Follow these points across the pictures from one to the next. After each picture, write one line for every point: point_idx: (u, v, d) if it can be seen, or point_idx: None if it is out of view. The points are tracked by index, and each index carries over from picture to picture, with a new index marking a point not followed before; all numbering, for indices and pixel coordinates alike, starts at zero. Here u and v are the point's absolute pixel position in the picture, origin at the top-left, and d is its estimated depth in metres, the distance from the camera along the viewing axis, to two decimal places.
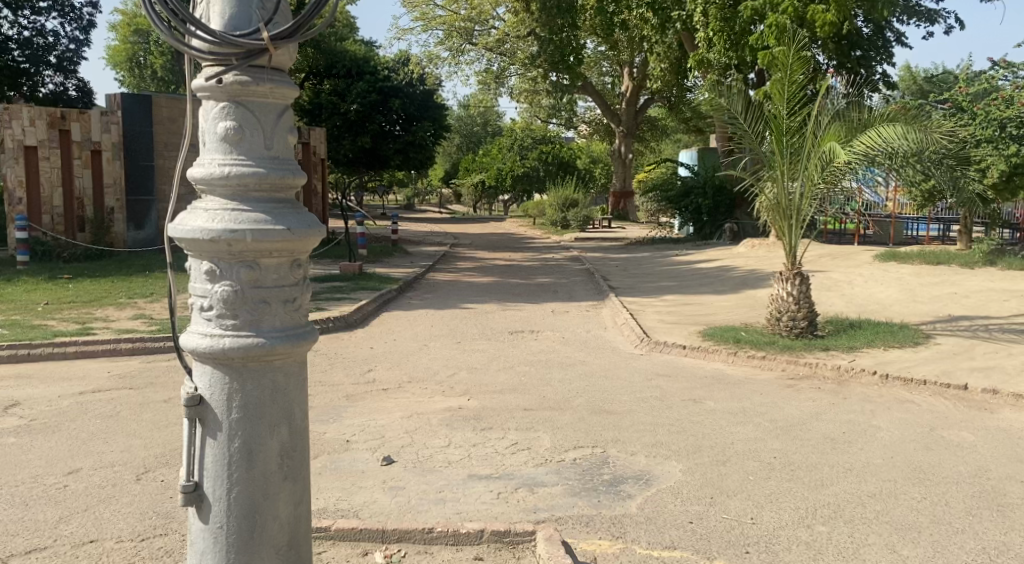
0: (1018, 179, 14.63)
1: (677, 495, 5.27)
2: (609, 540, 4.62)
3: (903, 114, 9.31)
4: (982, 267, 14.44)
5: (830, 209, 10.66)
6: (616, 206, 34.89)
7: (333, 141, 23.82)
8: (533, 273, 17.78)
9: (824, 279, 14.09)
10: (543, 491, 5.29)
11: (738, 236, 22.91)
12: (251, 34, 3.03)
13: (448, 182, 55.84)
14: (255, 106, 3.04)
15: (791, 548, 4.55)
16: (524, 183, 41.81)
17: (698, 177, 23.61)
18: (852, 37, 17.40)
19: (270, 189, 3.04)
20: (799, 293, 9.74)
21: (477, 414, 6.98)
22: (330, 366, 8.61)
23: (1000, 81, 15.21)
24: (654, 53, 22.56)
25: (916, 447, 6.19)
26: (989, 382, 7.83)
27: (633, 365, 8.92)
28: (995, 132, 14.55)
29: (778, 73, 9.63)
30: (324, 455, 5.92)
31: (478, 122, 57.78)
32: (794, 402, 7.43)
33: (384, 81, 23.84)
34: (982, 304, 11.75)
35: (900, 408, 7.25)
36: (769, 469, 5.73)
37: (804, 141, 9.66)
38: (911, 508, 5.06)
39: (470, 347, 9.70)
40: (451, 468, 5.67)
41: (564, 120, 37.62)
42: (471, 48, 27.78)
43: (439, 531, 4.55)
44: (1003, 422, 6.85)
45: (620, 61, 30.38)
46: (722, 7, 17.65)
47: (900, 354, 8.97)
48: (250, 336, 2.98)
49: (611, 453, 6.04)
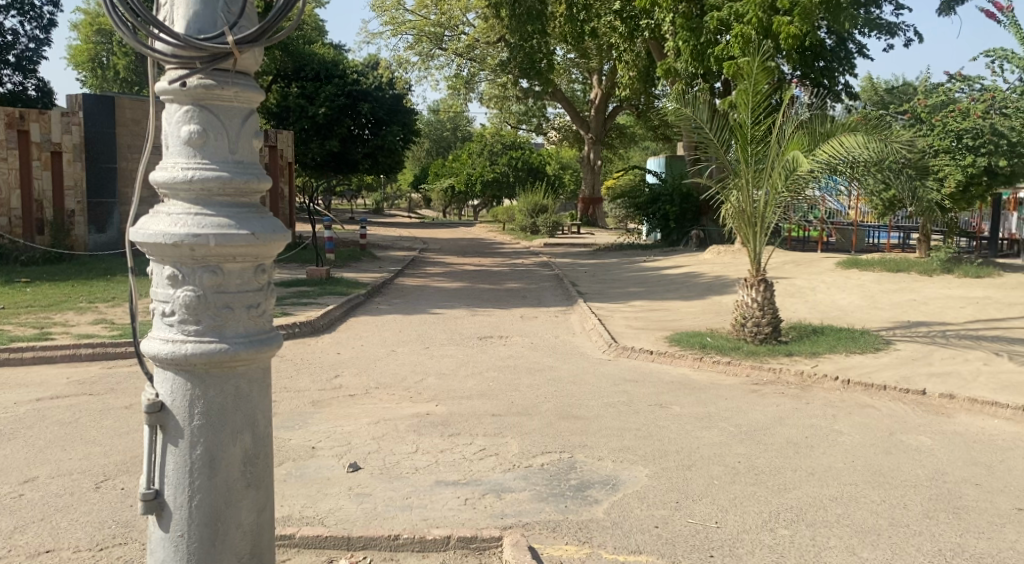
0: (973, 189, 15.01)
1: (642, 500, 5.31)
2: (575, 546, 4.63)
3: (864, 124, 9.46)
4: (940, 275, 14.73)
5: (795, 217, 10.82)
6: (584, 212, 35.13)
7: (301, 145, 23.68)
8: (503, 278, 17.80)
9: (788, 286, 14.26)
10: (509, 497, 5.29)
11: (704, 243, 23.06)
12: (215, 37, 3.01)
13: (415, 187, 55.55)
14: (220, 111, 3.02)
15: (754, 552, 4.60)
16: (493, 190, 41.85)
17: (664, 184, 23.90)
18: (816, 49, 17.66)
19: (235, 194, 3.01)
20: (763, 299, 9.87)
21: (446, 419, 6.96)
22: (296, 372, 8.53)
23: (957, 93, 15.53)
24: (622, 61, 23.04)
25: (876, 451, 6.30)
26: (946, 387, 7.98)
27: (600, 371, 8.95)
28: (952, 143, 14.90)
29: (744, 83, 9.76)
30: (288, 462, 5.85)
31: (447, 127, 58.18)
32: (757, 407, 7.52)
33: (353, 85, 23.79)
34: (939, 311, 12.00)
35: (861, 413, 7.35)
36: (733, 473, 5.79)
37: (768, 149, 9.81)
38: (870, 511, 5.14)
39: (438, 353, 9.68)
40: (418, 475, 5.64)
41: (533, 126, 37.75)
42: (441, 54, 27.76)
43: (405, 538, 4.53)
44: (960, 426, 7.00)
45: (589, 69, 30.54)
46: (688, 17, 17.87)
47: (861, 360, 9.11)
48: (213, 343, 2.95)
49: (579, 459, 6.05)
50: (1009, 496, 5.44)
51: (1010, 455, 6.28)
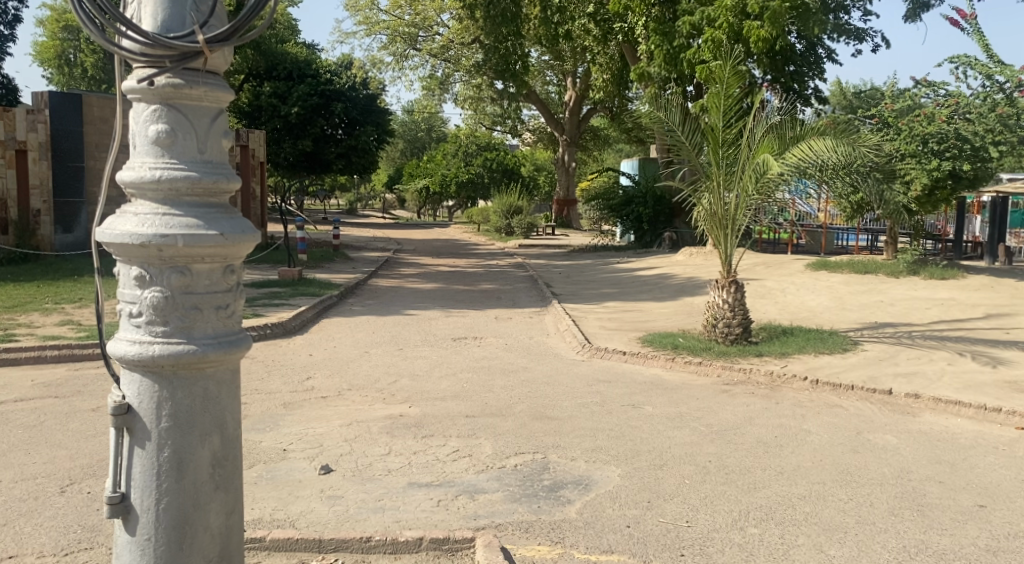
0: (938, 193, 15.23)
1: (614, 499, 5.33)
2: (548, 546, 4.65)
3: (833, 128, 9.60)
4: (907, 277, 14.96)
5: (765, 219, 10.93)
6: (559, 213, 35.26)
7: (273, 145, 23.68)
8: (477, 279, 17.78)
9: (759, 287, 14.41)
10: (482, 498, 5.29)
11: (677, 245, 23.23)
12: (186, 36, 2.97)
13: (389, 187, 55.34)
14: (189, 111, 3.00)
15: (724, 551, 4.64)
16: (468, 191, 41.82)
17: (638, 186, 24.02)
18: (786, 53, 17.87)
19: (203, 194, 2.99)
20: (734, 301, 9.95)
21: (419, 421, 6.96)
22: (267, 374, 8.47)
23: (923, 98, 15.77)
24: (596, 64, 23.12)
25: (843, 450, 6.38)
26: (912, 387, 8.11)
27: (574, 371, 8.98)
28: (918, 147, 15.08)
29: (715, 87, 9.85)
30: (259, 465, 5.81)
31: (422, 127, 58.16)
32: (728, 407, 7.59)
33: (327, 85, 23.63)
34: (906, 312, 12.18)
35: (829, 413, 7.44)
36: (704, 473, 5.84)
37: (739, 153, 9.90)
38: (838, 510, 5.21)
39: (412, 354, 9.65)
40: (390, 476, 5.63)
41: (508, 128, 37.77)
42: (415, 54, 27.69)
43: (377, 540, 4.52)
44: (925, 425, 7.11)
45: (564, 70, 30.61)
46: (661, 21, 17.98)
47: (830, 360, 9.23)
48: (181, 344, 2.92)
49: (551, 460, 6.06)
50: (972, 493, 5.54)
51: (972, 453, 6.39)
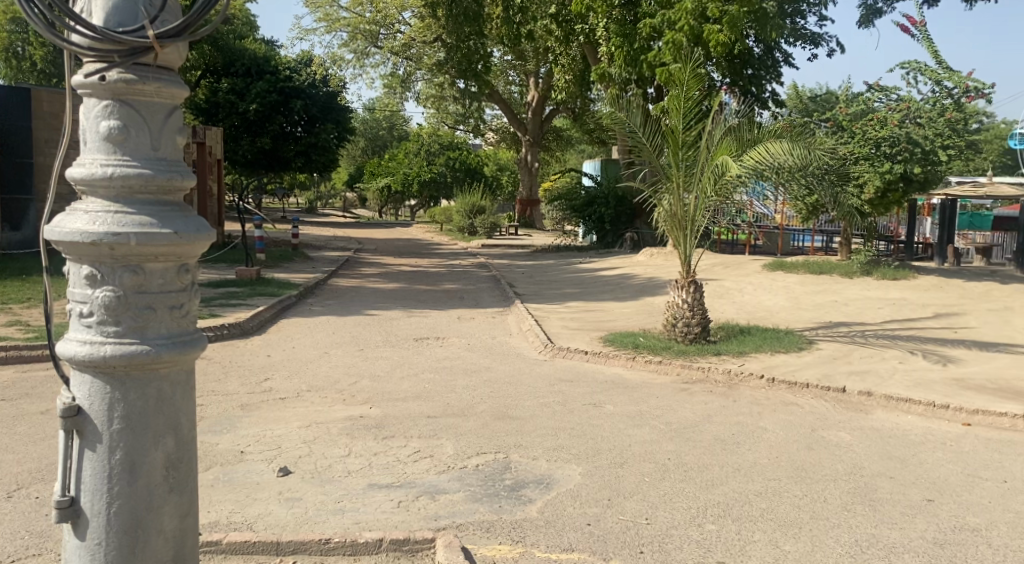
0: (891, 196, 15.74)
1: (575, 498, 5.36)
2: (508, 546, 4.65)
3: (789, 131, 9.78)
4: (860, 277, 15.25)
5: (723, 220, 11.09)
6: (522, 213, 35.35)
7: (231, 141, 23.40)
8: (439, 279, 17.72)
9: (717, 287, 14.57)
10: (443, 498, 5.28)
11: (638, 245, 23.42)
12: (135, 31, 2.91)
13: (350, 186, 54.99)
14: (140, 107, 2.94)
15: (682, 547, 4.69)
16: (430, 189, 41.72)
17: (600, 186, 24.15)
18: (743, 57, 18.17)
19: (157, 191, 2.94)
20: (693, 301, 10.05)
21: (380, 422, 6.92)
22: (224, 375, 8.36)
23: (876, 102, 16.09)
24: (558, 65, 23.17)
25: (798, 447, 6.48)
26: (864, 385, 8.27)
27: (535, 371, 9.00)
28: (871, 151, 15.43)
29: (675, 89, 9.95)
30: (215, 467, 5.73)
31: (383, 126, 57.99)
32: (687, 405, 7.67)
33: (286, 82, 23.35)
34: (860, 312, 12.41)
35: (785, 411, 7.56)
36: (663, 470, 5.89)
37: (698, 154, 10.01)
38: (793, 505, 5.29)
39: (373, 355, 9.59)
40: (349, 478, 5.59)
41: (471, 127, 37.73)
42: (376, 52, 27.55)
43: (335, 542, 4.48)
44: (877, 423, 7.26)
45: (526, 70, 30.66)
46: (622, 23, 18.11)
47: (786, 359, 9.38)
48: (134, 344, 2.87)
49: (512, 459, 6.07)
50: (920, 488, 5.67)
51: (921, 449, 6.54)
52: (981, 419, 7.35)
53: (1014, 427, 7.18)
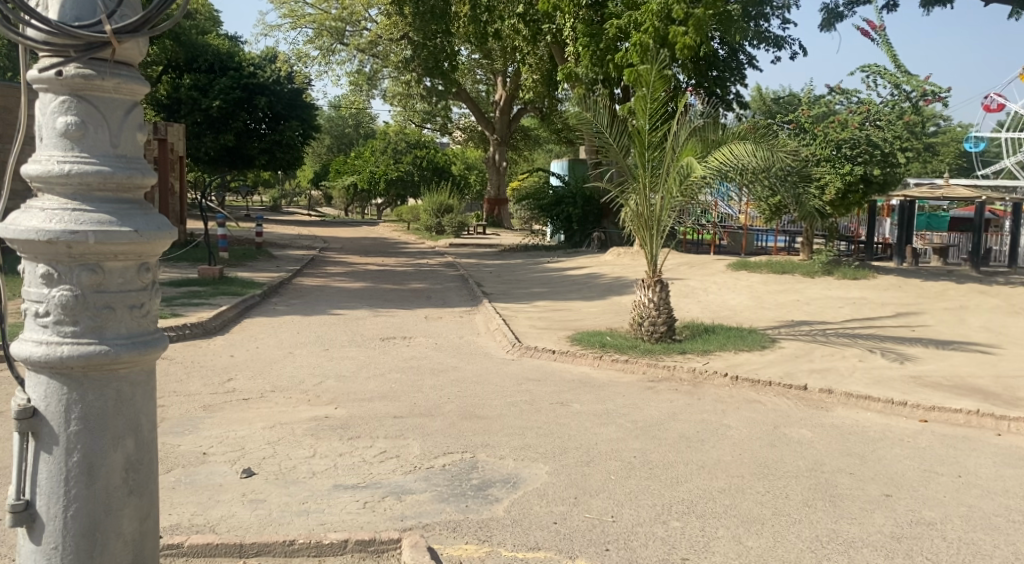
0: (851, 197, 15.90)
1: (542, 496, 5.37)
2: (474, 545, 4.64)
3: (753, 133, 9.88)
4: (821, 276, 15.48)
5: (688, 220, 11.19)
6: (490, 213, 35.38)
7: (193, 139, 23.05)
8: (405, 278, 17.66)
9: (682, 286, 14.70)
10: (409, 499, 5.25)
11: (605, 245, 23.54)
12: (92, 25, 2.86)
13: (316, 184, 54.61)
14: (99, 102, 2.89)
15: (648, 544, 4.72)
16: (397, 188, 41.56)
17: (567, 186, 24.24)
18: (708, 59, 18.33)
19: (115, 189, 2.89)
20: (659, 300, 10.13)
21: (345, 422, 6.87)
22: (186, 375, 8.24)
23: (837, 105, 16.33)
24: (525, 64, 23.20)
25: (761, 444, 6.57)
26: (825, 383, 8.39)
27: (502, 370, 9.01)
28: (832, 152, 15.65)
29: (641, 90, 10.01)
30: (177, 469, 5.65)
31: (349, 124, 57.69)
32: (652, 403, 7.73)
33: (250, 78, 23.11)
34: (821, 311, 12.61)
35: (748, 408, 7.65)
36: (629, 469, 5.92)
37: (664, 155, 10.09)
38: (756, 502, 5.35)
39: (338, 355, 9.53)
40: (314, 479, 5.54)
41: (438, 126, 37.65)
42: (342, 49, 27.36)
43: (300, 543, 4.44)
44: (837, 420, 7.38)
45: (493, 69, 30.65)
46: (589, 23, 18.16)
47: (749, 357, 9.50)
48: (92, 344, 2.82)
49: (479, 458, 6.07)
50: (879, 483, 5.77)
51: (880, 445, 6.66)
52: (937, 415, 7.49)
53: (969, 423, 7.35)
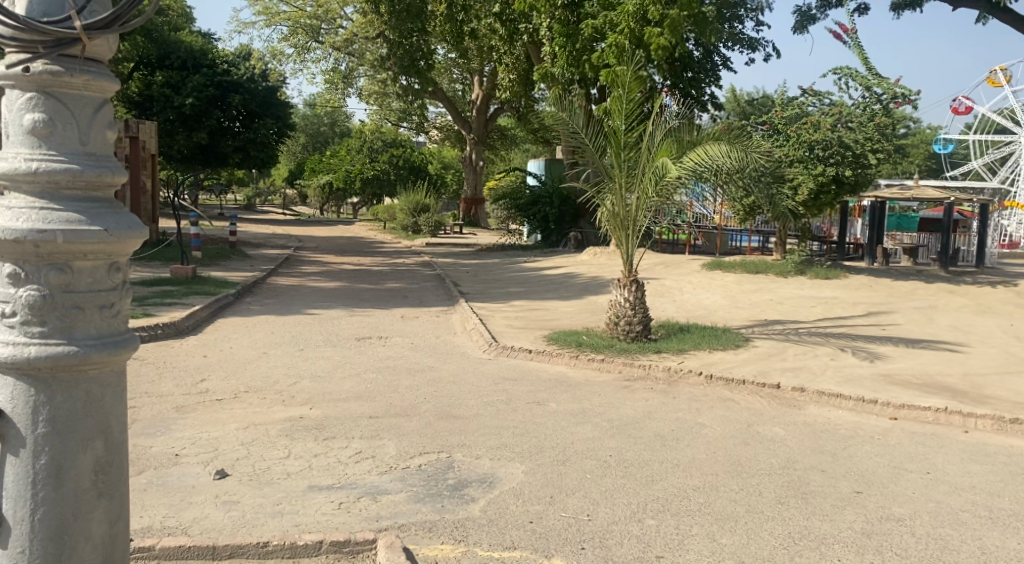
0: (823, 197, 16.07)
1: (518, 496, 5.38)
2: (450, 545, 4.63)
3: (727, 133, 9.94)
4: (794, 276, 15.63)
5: (664, 220, 11.25)
6: (467, 212, 35.34)
7: (166, 137, 22.78)
8: (382, 278, 17.56)
9: (658, 286, 14.77)
10: (385, 500, 5.23)
11: (581, 245, 23.62)
12: (61, 21, 2.82)
13: (291, 182, 54.24)
14: (68, 99, 2.85)
15: (623, 542, 4.74)
16: (373, 187, 41.38)
17: (544, 186, 24.26)
18: (683, 60, 18.42)
19: (85, 187, 2.85)
20: (635, 299, 10.17)
21: (320, 423, 6.82)
22: (158, 376, 8.14)
23: (810, 106, 16.49)
24: (502, 64, 23.18)
25: (735, 442, 6.62)
26: (798, 381, 8.48)
27: (478, 370, 9.01)
28: (805, 153, 15.80)
29: (618, 91, 10.04)
30: (148, 471, 5.58)
31: (325, 122, 57.39)
32: (628, 402, 7.76)
33: (223, 76, 22.91)
34: (794, 310, 12.73)
35: (722, 407, 7.71)
36: (605, 467, 5.95)
37: (640, 155, 10.13)
38: (729, 500, 5.39)
39: (314, 355, 9.47)
40: (289, 480, 5.50)
41: (414, 125, 37.53)
42: (317, 47, 27.17)
43: (274, 545, 4.41)
44: (809, 417, 7.46)
45: (469, 69, 30.61)
46: (565, 23, 18.20)
47: (723, 356, 9.58)
48: (60, 345, 2.78)
49: (456, 458, 6.06)
50: (851, 480, 5.84)
51: (851, 443, 6.73)
52: (907, 413, 7.59)
53: (937, 421, 7.45)
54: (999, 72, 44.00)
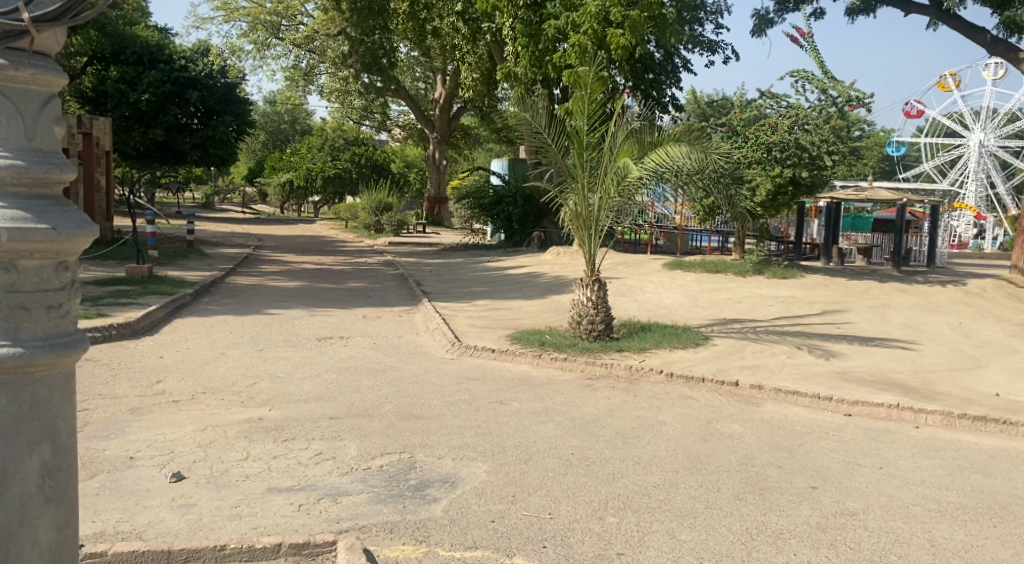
0: (781, 198, 16.27)
1: (480, 495, 5.36)
2: (412, 546, 4.61)
3: (688, 135, 10.01)
4: (752, 275, 15.83)
5: (625, 220, 11.32)
6: (430, 211, 35.23)
7: (120, 133, 22.36)
8: (343, 277, 17.41)
9: (619, 286, 14.85)
10: (346, 501, 5.19)
11: (545, 244, 23.79)
12: (7, 12, 2.74)
13: (251, 180, 53.56)
14: (13, 92, 2.76)
15: (584, 540, 4.76)
16: (334, 185, 41.02)
17: (507, 185, 24.25)
18: (645, 61, 18.56)
19: (31, 183, 2.78)
20: (597, 298, 10.20)
21: (279, 425, 6.73)
22: (112, 378, 7.96)
23: (768, 108, 16.72)
24: (465, 63, 23.10)
25: (695, 439, 6.68)
26: (756, 378, 8.58)
27: (441, 370, 8.97)
28: (763, 155, 16.01)
29: (580, 92, 10.07)
30: (102, 474, 5.46)
31: (285, 119, 56.78)
32: (590, 400, 7.79)
33: (181, 71, 22.55)
34: (752, 309, 12.90)
35: (682, 404, 7.78)
36: (567, 466, 5.96)
37: (602, 155, 10.19)
38: (689, 496, 5.44)
39: (274, 355, 9.35)
40: (248, 482, 5.42)
41: (377, 123, 37.29)
42: (277, 44, 26.85)
43: (231, 548, 4.34)
44: (766, 414, 7.55)
45: (432, 68, 30.49)
46: (528, 24, 18.24)
47: (683, 354, 9.65)
48: (5, 346, 2.69)
49: (418, 458, 6.03)
50: (806, 476, 5.93)
51: (807, 439, 6.84)
52: (861, 409, 7.74)
53: (890, 417, 7.60)
54: (949, 77, 45.09)
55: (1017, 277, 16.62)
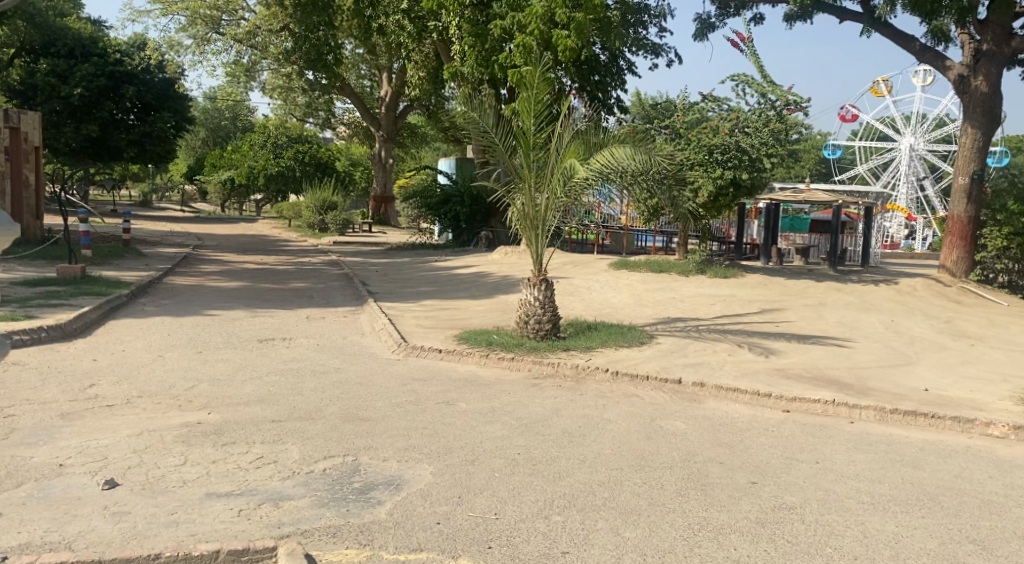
0: (722, 200, 16.54)
1: (425, 497, 5.30)
2: (355, 549, 4.53)
3: (632, 137, 10.09)
4: (695, 275, 16.04)
5: (572, 220, 11.37)
6: (376, 210, 34.95)
7: (52, 129, 21.73)
8: (286, 277, 17.12)
9: (565, 286, 14.89)
10: (287, 505, 5.08)
11: (493, 244, 23.80)
12: None
13: (190, 178, 52.34)
14: None
15: (529, 540, 4.73)
16: (277, 184, 40.37)
17: (455, 185, 24.16)
18: (591, 63, 18.69)
19: None
20: (544, 298, 10.20)
21: (218, 429, 6.56)
22: (42, 382, 7.67)
23: (710, 111, 16.98)
24: (411, 61, 22.94)
25: (639, 437, 6.72)
26: (698, 376, 8.69)
27: (386, 370, 8.87)
28: (705, 157, 16.25)
29: (526, 92, 10.05)
30: (29, 483, 5.25)
31: (226, 116, 55.63)
32: (536, 400, 7.78)
33: (116, 65, 21.90)
34: (695, 308, 13.07)
35: (627, 402, 7.83)
36: (513, 465, 5.94)
37: (548, 156, 10.21)
38: (633, 493, 5.46)
39: (213, 357, 9.13)
40: (185, 488, 5.28)
41: (321, 120, 36.83)
42: (217, 38, 26.50)
43: (166, 557, 4.20)
44: (709, 411, 7.64)
45: (377, 66, 30.23)
46: (474, 23, 18.18)
47: (628, 353, 9.72)
48: None
49: (362, 461, 5.94)
50: (747, 471, 6.01)
51: (747, 435, 6.93)
52: (799, 406, 7.88)
53: (826, 412, 7.76)
54: (881, 82, 46.46)
55: (945, 277, 17.13)
